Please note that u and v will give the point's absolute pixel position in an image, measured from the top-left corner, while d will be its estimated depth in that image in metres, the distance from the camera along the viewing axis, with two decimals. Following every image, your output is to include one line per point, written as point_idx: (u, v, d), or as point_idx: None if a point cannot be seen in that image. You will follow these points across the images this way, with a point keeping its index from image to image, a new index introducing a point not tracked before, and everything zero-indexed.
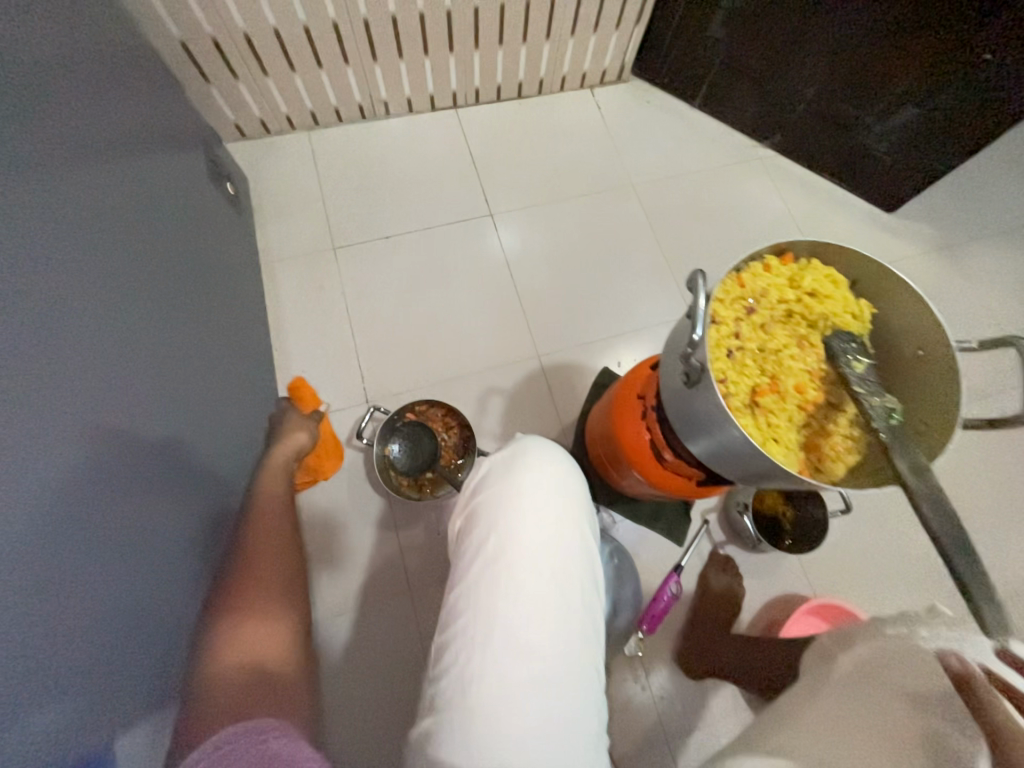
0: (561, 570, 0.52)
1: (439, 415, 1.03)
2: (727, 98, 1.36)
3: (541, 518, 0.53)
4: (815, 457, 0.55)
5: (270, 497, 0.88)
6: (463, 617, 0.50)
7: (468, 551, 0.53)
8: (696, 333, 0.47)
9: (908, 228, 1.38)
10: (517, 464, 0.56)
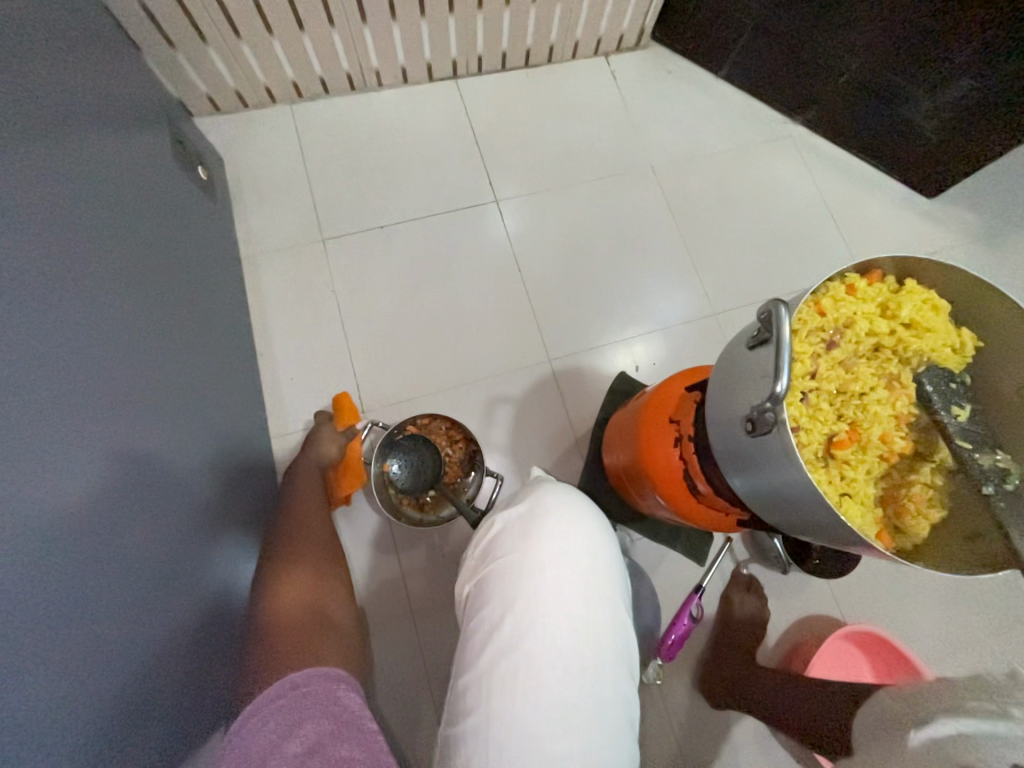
0: (591, 662, 0.43)
1: (442, 428, 0.94)
2: (759, 68, 1.22)
3: (567, 596, 0.44)
4: (894, 514, 0.46)
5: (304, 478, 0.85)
6: (474, 716, 0.41)
7: (478, 632, 0.44)
8: (781, 385, 0.38)
9: (950, 215, 1.26)
10: (537, 525, 0.47)
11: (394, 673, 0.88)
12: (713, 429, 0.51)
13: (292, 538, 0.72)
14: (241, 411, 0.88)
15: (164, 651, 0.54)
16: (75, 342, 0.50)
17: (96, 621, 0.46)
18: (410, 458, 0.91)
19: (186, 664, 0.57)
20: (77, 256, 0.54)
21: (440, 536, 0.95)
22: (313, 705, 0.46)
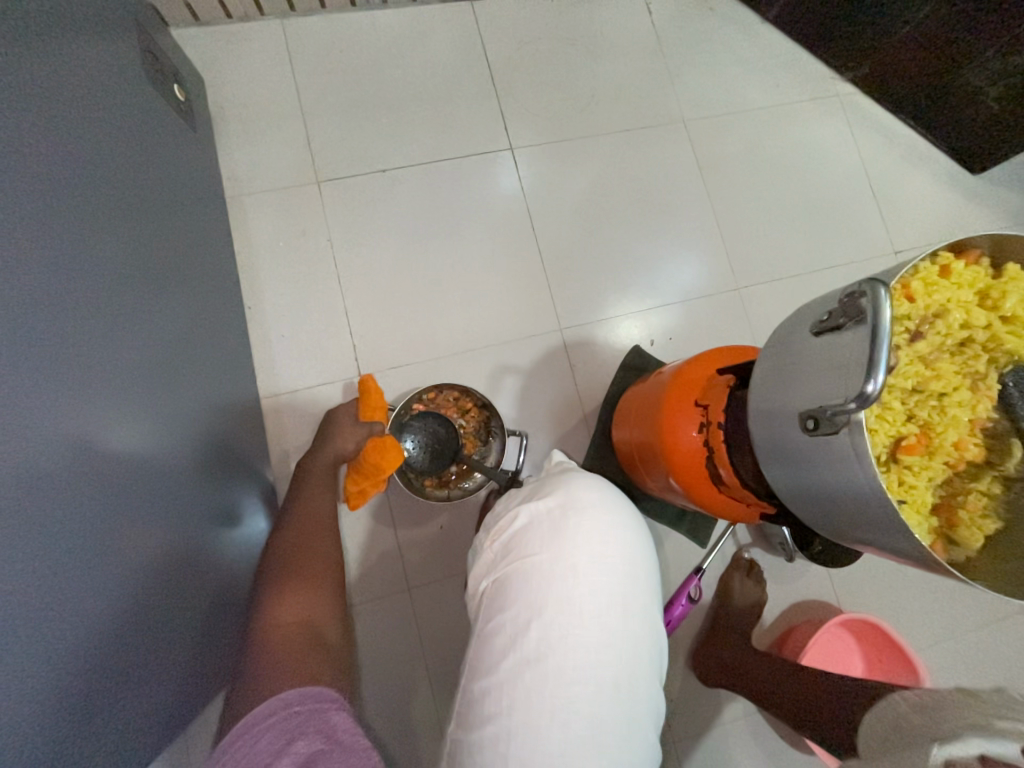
0: (623, 678, 0.39)
1: (451, 399, 0.88)
2: (813, 10, 1.09)
3: (601, 604, 0.40)
4: (946, 522, 0.42)
5: (321, 467, 0.76)
6: (492, 726, 0.37)
7: (499, 636, 0.40)
8: (872, 385, 0.33)
9: (995, 194, 1.17)
10: (569, 524, 0.42)
11: (389, 641, 0.87)
12: (756, 421, 0.46)
13: (298, 542, 0.64)
14: (228, 370, 0.81)
15: (120, 644, 0.49)
16: (34, 286, 0.43)
17: (33, 619, 0.39)
18: (423, 439, 0.86)
19: (142, 658, 0.52)
20: (30, 180, 0.45)
21: (439, 509, 0.92)
22: (303, 724, 0.42)
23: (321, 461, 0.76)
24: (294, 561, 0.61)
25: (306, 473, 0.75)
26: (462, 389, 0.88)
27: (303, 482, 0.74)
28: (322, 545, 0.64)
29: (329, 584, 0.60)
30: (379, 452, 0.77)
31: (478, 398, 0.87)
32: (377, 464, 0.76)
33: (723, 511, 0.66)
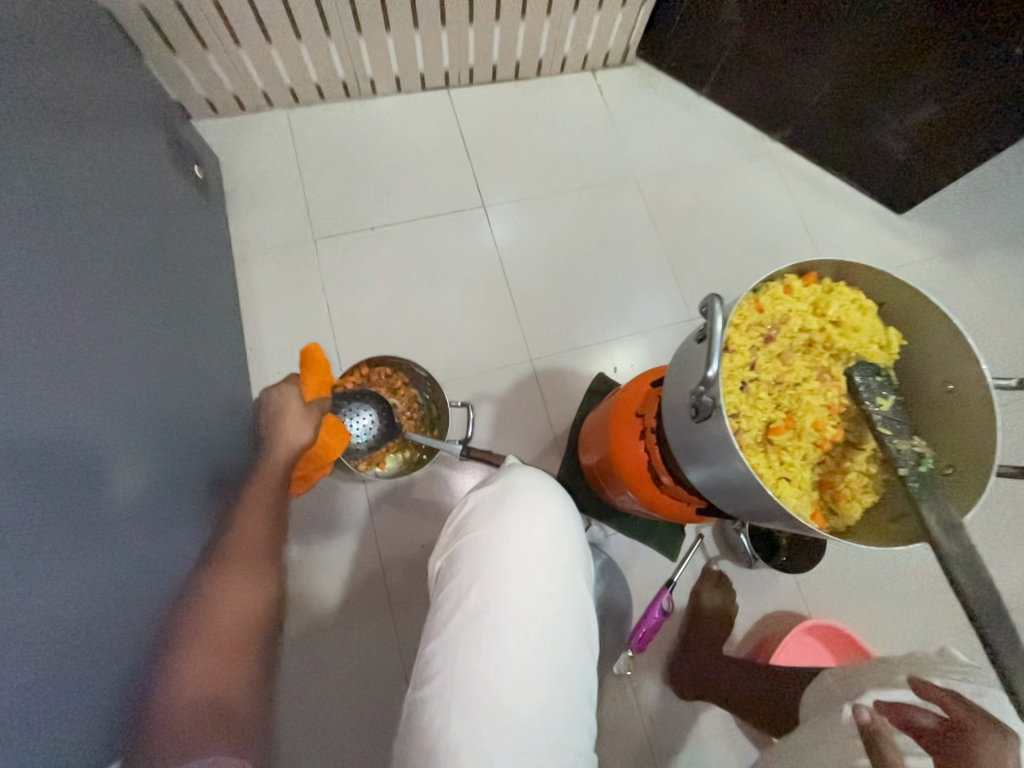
0: (549, 630, 0.46)
1: (383, 379, 0.97)
2: (739, 87, 1.28)
3: (529, 569, 0.48)
4: (830, 497, 0.50)
5: (263, 500, 0.72)
6: (440, 677, 0.45)
7: (446, 601, 0.47)
8: (712, 369, 0.42)
9: (920, 231, 1.31)
10: (505, 503, 0.51)
11: (374, 660, 0.91)
12: (668, 415, 0.55)
13: (220, 598, 0.59)
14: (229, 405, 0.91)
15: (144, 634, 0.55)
16: (72, 328, 0.54)
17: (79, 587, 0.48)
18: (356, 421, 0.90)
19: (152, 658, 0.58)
20: (75, 245, 0.57)
21: (420, 529, 0.98)
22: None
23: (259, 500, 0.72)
24: (210, 620, 0.56)
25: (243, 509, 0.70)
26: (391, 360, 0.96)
27: (238, 521, 0.68)
28: (246, 602, 0.59)
29: (244, 655, 0.55)
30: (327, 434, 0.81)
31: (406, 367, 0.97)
32: (324, 451, 0.81)
33: (669, 512, 0.73)
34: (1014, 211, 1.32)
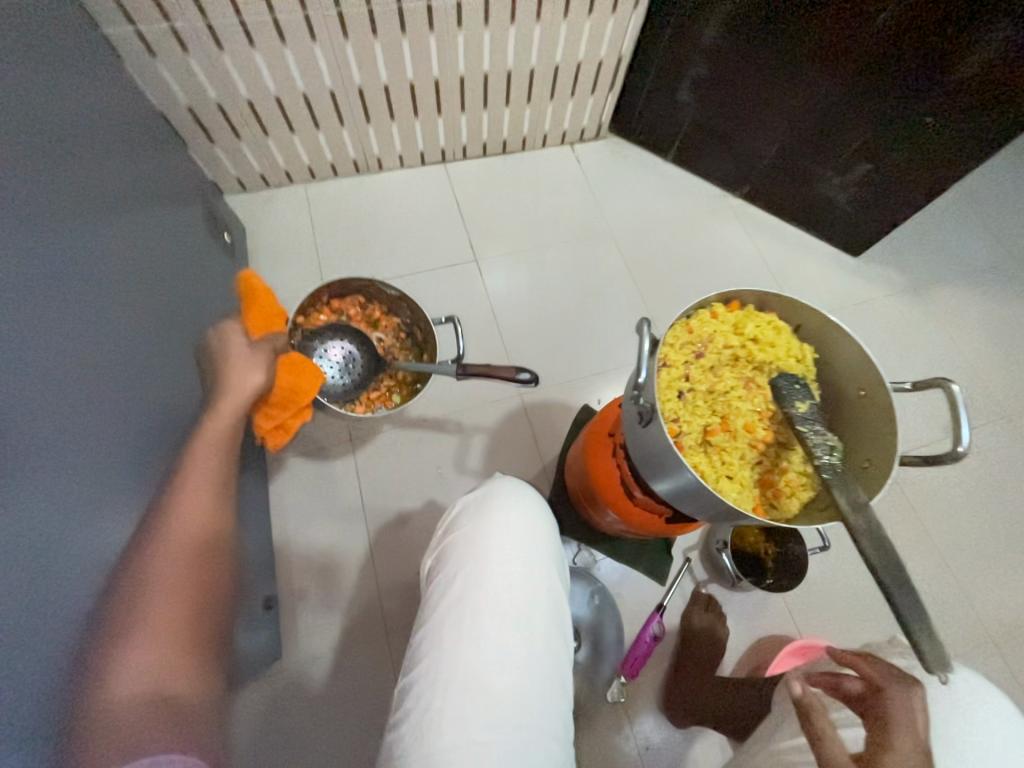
0: (525, 617, 0.49)
1: (362, 317, 1.05)
2: (699, 153, 1.46)
3: (508, 560, 0.51)
4: (771, 493, 0.57)
5: (205, 470, 0.64)
6: (425, 662, 0.48)
7: (434, 591, 0.52)
8: (641, 375, 0.51)
9: (876, 271, 1.43)
10: (488, 502, 0.55)
11: (371, 686, 0.94)
12: (626, 427, 0.63)
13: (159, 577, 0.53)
14: None
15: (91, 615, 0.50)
16: (123, 362, 0.64)
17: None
18: (334, 361, 0.97)
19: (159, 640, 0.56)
20: (127, 297, 0.69)
21: (417, 555, 1.03)
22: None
23: (200, 470, 0.64)
24: (145, 595, 0.52)
25: (180, 479, 0.62)
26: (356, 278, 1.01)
27: (175, 493, 0.61)
28: (194, 583, 0.54)
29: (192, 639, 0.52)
30: (294, 371, 0.82)
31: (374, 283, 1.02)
32: (294, 389, 0.81)
33: (643, 524, 0.79)
34: (961, 252, 1.45)
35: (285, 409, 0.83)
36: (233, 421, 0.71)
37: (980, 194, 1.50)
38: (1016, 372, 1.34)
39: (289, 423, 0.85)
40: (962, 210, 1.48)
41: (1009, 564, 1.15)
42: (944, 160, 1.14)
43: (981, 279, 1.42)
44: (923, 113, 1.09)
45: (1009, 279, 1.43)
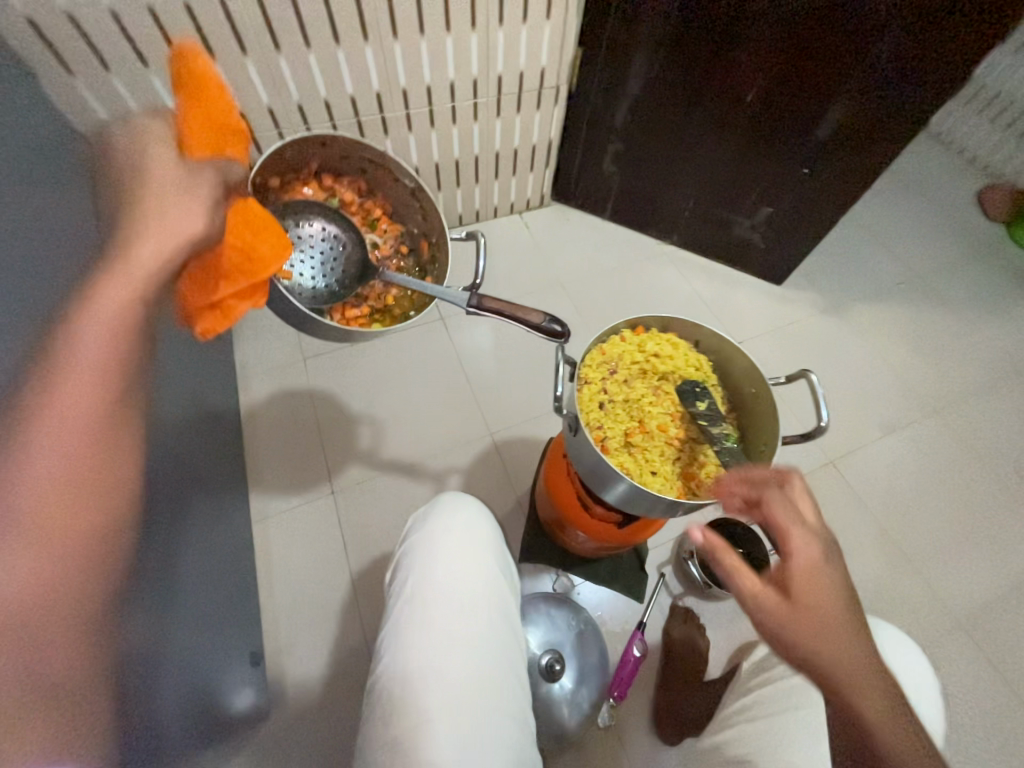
0: (470, 604, 0.54)
1: (359, 210, 0.90)
2: (630, 211, 1.67)
3: (450, 555, 0.56)
4: (693, 482, 0.66)
5: (79, 406, 0.44)
6: (386, 656, 0.53)
7: (390, 593, 0.57)
8: (559, 389, 0.62)
9: (799, 295, 1.61)
10: (431, 508, 0.61)
11: None
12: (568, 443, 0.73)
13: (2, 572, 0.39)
14: (228, 500, 1.06)
15: None
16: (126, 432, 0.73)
17: None
18: (314, 248, 0.83)
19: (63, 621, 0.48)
20: None
21: None
22: None
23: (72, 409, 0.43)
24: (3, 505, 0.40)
25: (37, 413, 0.42)
26: (370, 152, 0.83)
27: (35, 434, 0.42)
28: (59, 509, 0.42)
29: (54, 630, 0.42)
30: (250, 233, 0.62)
31: (387, 167, 0.86)
32: (249, 251, 0.61)
33: (602, 535, 0.86)
34: (868, 272, 1.64)
35: (226, 279, 0.60)
36: (129, 314, 0.47)
37: (876, 222, 1.73)
38: (937, 372, 1.49)
39: (229, 304, 0.62)
40: (863, 237, 1.70)
41: (961, 547, 1.23)
42: (830, 199, 1.35)
43: (890, 295, 1.61)
44: (802, 164, 1.31)
45: (914, 292, 1.62)
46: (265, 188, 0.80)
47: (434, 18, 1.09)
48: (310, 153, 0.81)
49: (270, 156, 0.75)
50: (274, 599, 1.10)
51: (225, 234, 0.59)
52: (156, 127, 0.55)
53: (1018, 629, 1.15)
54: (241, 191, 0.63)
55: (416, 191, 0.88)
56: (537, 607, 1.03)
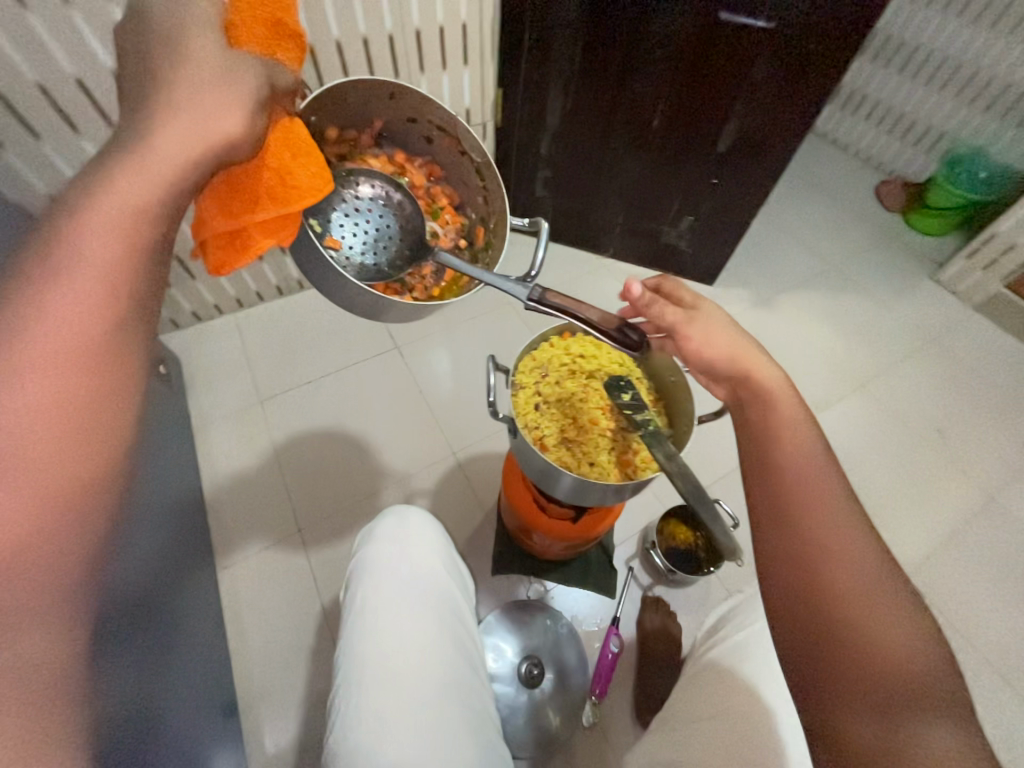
0: (414, 598, 0.62)
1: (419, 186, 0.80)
2: (568, 230, 1.77)
3: (393, 560, 0.65)
4: (630, 468, 0.71)
5: (74, 314, 0.36)
6: (344, 659, 0.60)
7: (345, 605, 0.65)
8: (490, 394, 0.67)
9: (730, 293, 1.74)
10: (373, 525, 0.70)
11: None
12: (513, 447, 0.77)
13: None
14: (190, 550, 1.04)
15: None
16: None
17: None
18: (367, 220, 0.73)
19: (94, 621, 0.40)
20: None
21: None
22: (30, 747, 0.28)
23: (62, 313, 0.35)
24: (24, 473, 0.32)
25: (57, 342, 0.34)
26: (439, 116, 0.73)
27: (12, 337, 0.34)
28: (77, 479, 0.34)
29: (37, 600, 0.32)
30: (290, 156, 0.57)
31: (454, 136, 0.75)
32: (285, 175, 0.57)
33: (560, 532, 0.91)
34: (788, 266, 1.79)
35: (253, 209, 0.57)
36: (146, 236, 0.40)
37: (789, 221, 1.91)
38: (859, 350, 1.62)
39: (254, 232, 0.59)
40: (779, 235, 1.86)
41: (896, 506, 1.34)
42: (741, 205, 1.49)
43: (810, 284, 1.75)
44: (710, 177, 1.45)
45: (830, 279, 1.77)
46: (322, 142, 0.72)
47: (359, 68, 1.16)
48: (376, 107, 0.73)
49: (331, 98, 0.67)
50: (248, 645, 1.09)
51: (265, 151, 0.55)
52: (202, 4, 0.46)
53: (955, 575, 1.26)
54: (290, 107, 0.57)
55: (481, 168, 0.77)
56: (512, 617, 1.05)
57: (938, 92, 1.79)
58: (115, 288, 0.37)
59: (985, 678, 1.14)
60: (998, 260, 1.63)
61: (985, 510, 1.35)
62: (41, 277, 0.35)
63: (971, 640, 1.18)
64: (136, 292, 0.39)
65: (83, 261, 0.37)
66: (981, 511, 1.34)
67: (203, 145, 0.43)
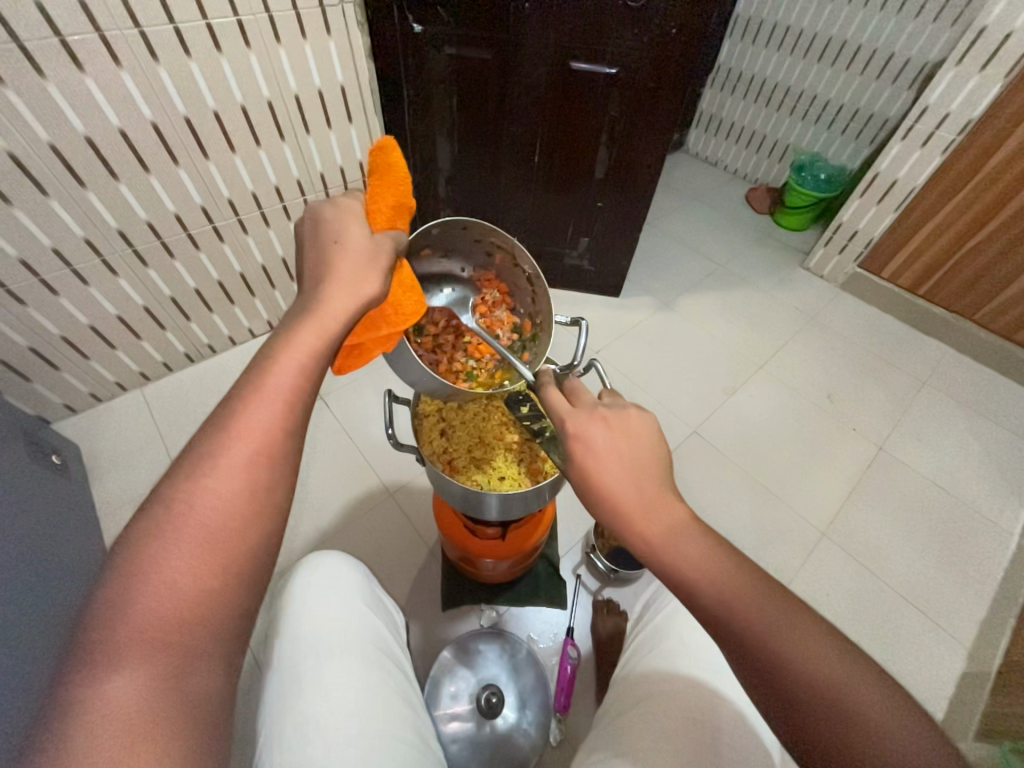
0: (345, 637, 0.65)
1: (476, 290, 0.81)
2: None
3: (321, 604, 0.68)
4: (539, 474, 0.76)
5: (259, 423, 0.45)
6: (269, 716, 0.59)
7: (270, 661, 0.64)
8: (389, 425, 0.67)
9: (635, 302, 1.89)
10: (294, 576, 0.71)
11: None
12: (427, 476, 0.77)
13: (165, 576, 0.38)
14: None
15: (181, 546, 0.39)
16: None
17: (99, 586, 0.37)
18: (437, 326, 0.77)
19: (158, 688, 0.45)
20: None
21: None
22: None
23: (253, 424, 0.45)
24: (220, 544, 0.41)
25: (256, 446, 0.44)
26: (499, 239, 0.73)
27: (227, 439, 0.44)
28: (241, 555, 0.42)
29: (196, 663, 0.37)
30: (399, 290, 0.65)
31: (511, 253, 0.75)
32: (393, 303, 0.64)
33: (496, 553, 0.93)
34: (681, 271, 1.98)
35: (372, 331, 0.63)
36: (318, 359, 0.50)
37: (677, 232, 2.12)
38: (753, 335, 1.80)
39: (368, 348, 0.65)
40: (669, 244, 2.06)
41: (804, 472, 1.48)
42: (627, 222, 1.64)
43: (703, 285, 1.94)
44: (595, 200, 1.59)
45: (720, 278, 1.97)
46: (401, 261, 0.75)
47: (241, 134, 1.18)
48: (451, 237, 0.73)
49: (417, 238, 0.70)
50: None
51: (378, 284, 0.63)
52: (354, 204, 0.61)
53: (863, 525, 1.39)
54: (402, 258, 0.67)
55: (533, 279, 0.76)
56: (467, 648, 1.06)
57: (778, 111, 2.09)
58: (288, 408, 0.47)
59: (904, 614, 1.26)
60: (848, 245, 1.89)
61: (876, 460, 1.52)
62: (249, 391, 0.46)
63: (887, 581, 1.30)
64: (302, 412, 0.48)
65: (271, 382, 0.47)
66: (873, 461, 1.51)
67: (358, 300, 0.54)
